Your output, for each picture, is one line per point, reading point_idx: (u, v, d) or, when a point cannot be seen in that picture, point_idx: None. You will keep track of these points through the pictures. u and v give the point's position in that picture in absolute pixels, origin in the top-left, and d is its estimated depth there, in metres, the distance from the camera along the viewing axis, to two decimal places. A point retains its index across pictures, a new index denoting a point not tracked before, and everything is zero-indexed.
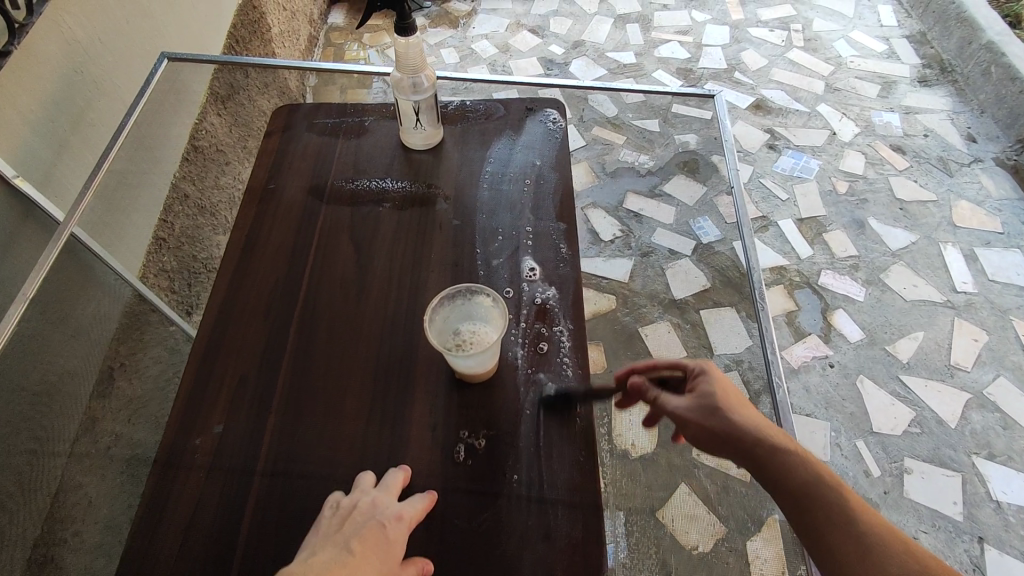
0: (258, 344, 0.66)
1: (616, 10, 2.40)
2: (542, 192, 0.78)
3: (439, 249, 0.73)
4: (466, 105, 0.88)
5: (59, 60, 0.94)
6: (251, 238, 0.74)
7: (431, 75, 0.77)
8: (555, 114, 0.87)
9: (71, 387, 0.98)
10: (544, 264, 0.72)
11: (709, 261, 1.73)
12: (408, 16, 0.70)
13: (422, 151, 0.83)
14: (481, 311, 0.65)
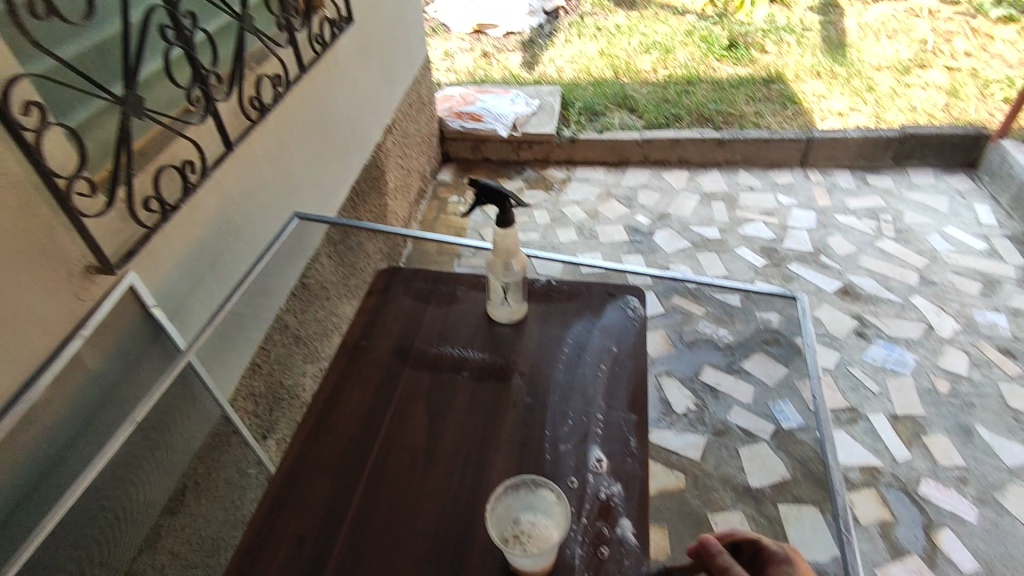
0: (324, 502, 0.68)
1: (703, 187, 2.54)
2: (617, 380, 0.79)
3: (509, 427, 0.74)
4: (551, 284, 0.94)
5: (212, 210, 1.11)
6: (336, 391, 0.79)
7: (522, 261, 0.84)
8: (636, 301, 0.91)
9: (150, 500, 1.01)
10: (612, 455, 0.71)
11: (790, 449, 1.61)
12: (508, 211, 0.79)
13: (505, 324, 0.88)
14: (542, 505, 0.64)
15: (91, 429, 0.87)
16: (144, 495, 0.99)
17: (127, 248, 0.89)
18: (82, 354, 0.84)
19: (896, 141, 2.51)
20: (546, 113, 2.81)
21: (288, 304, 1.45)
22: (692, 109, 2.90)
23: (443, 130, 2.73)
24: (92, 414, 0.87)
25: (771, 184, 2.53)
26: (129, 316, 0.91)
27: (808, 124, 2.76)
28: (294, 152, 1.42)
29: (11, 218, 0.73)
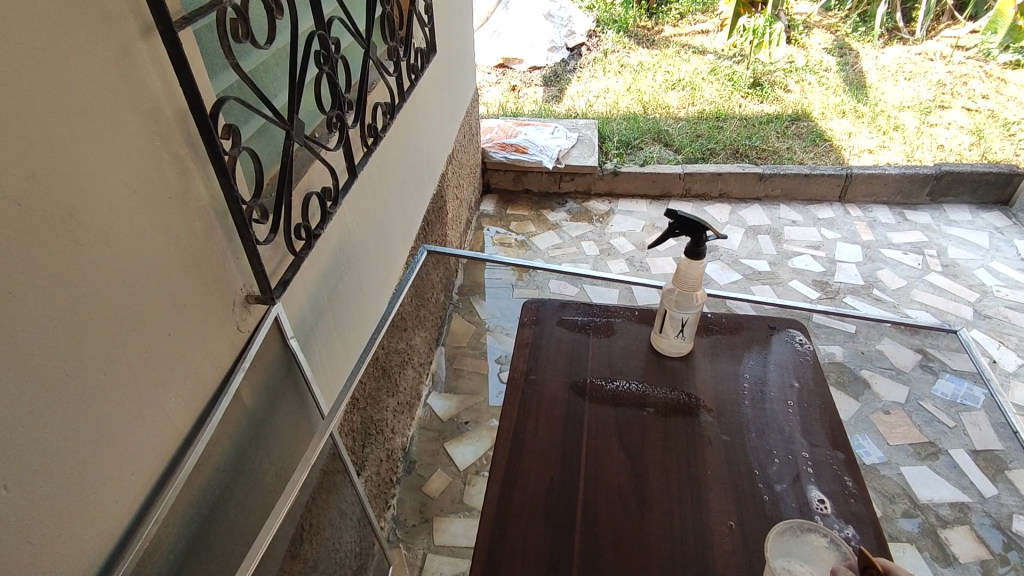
0: (544, 548, 0.63)
1: (747, 221, 2.57)
2: (810, 415, 0.77)
3: (714, 465, 0.71)
4: (708, 316, 0.92)
5: (334, 236, 1.09)
6: (520, 430, 0.75)
7: (700, 296, 0.80)
8: (799, 334, 0.90)
9: (276, 546, 0.93)
10: (833, 496, 0.68)
11: (877, 485, 1.61)
12: (700, 242, 0.75)
13: (674, 357, 0.85)
14: (810, 552, 0.59)
15: (245, 469, 0.82)
16: (274, 540, 0.93)
17: (280, 275, 0.86)
18: (242, 389, 0.79)
19: (932, 178, 2.58)
20: (586, 145, 2.83)
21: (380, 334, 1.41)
22: (727, 144, 2.95)
23: (485, 161, 2.73)
24: (244, 455, 0.81)
25: (812, 218, 2.57)
26: (274, 348, 0.87)
27: (841, 160, 2.82)
28: (388, 179, 1.40)
29: (198, 244, 0.69)
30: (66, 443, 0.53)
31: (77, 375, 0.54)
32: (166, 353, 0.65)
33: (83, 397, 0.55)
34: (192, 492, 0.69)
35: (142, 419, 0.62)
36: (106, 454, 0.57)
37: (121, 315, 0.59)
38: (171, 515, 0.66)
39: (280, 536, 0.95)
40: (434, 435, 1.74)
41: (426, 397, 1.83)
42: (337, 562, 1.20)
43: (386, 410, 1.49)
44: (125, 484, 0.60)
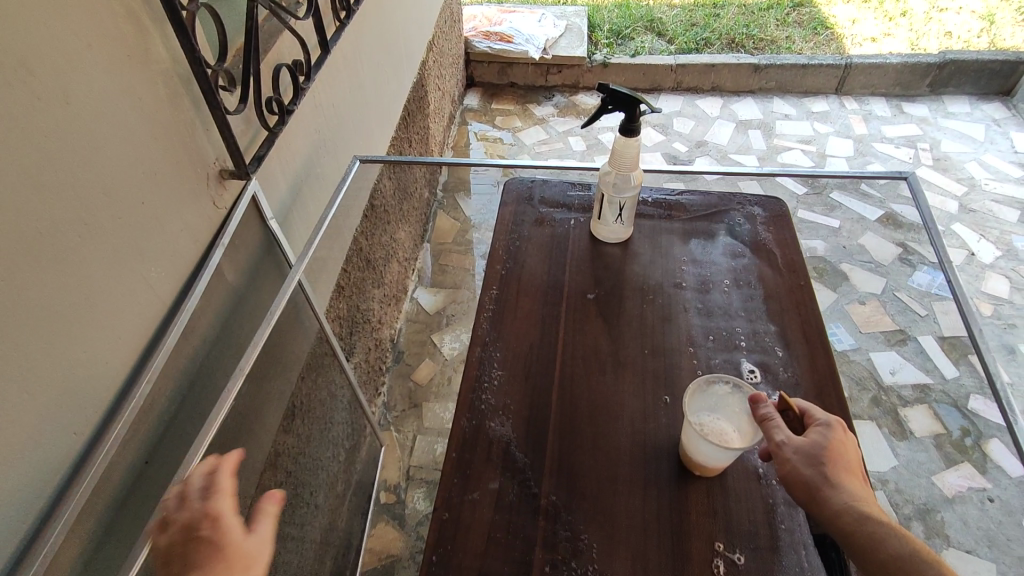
0: (525, 404, 0.67)
1: (739, 115, 2.50)
2: (747, 291, 0.78)
3: (684, 334, 0.73)
4: (651, 199, 0.91)
5: (308, 120, 1.04)
6: (501, 301, 0.77)
7: (638, 176, 0.78)
8: (738, 215, 0.89)
9: (265, 419, 0.96)
10: (763, 368, 0.70)
11: (848, 370, 1.68)
12: (635, 119, 0.72)
13: (611, 244, 0.84)
14: (717, 400, 0.64)
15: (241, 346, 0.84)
16: (270, 414, 0.97)
17: (253, 151, 0.83)
18: (223, 266, 0.79)
19: (933, 68, 2.49)
20: (575, 35, 2.69)
21: (361, 224, 1.39)
22: (724, 33, 2.80)
23: (469, 51, 2.60)
24: (228, 325, 0.81)
25: (806, 112, 2.50)
26: (251, 229, 0.86)
27: (842, 50, 2.70)
28: (364, 62, 1.33)
29: (162, 109, 0.66)
30: (45, 305, 0.53)
31: (53, 236, 0.53)
32: (141, 222, 0.64)
33: (56, 259, 0.54)
34: (179, 360, 0.70)
35: (125, 287, 0.62)
36: (92, 317, 0.58)
37: (85, 178, 0.56)
38: (162, 381, 0.67)
39: (274, 412, 0.98)
40: (421, 327, 1.79)
41: (412, 291, 1.86)
42: (331, 440, 1.26)
43: (371, 301, 1.51)
44: (115, 350, 0.61)
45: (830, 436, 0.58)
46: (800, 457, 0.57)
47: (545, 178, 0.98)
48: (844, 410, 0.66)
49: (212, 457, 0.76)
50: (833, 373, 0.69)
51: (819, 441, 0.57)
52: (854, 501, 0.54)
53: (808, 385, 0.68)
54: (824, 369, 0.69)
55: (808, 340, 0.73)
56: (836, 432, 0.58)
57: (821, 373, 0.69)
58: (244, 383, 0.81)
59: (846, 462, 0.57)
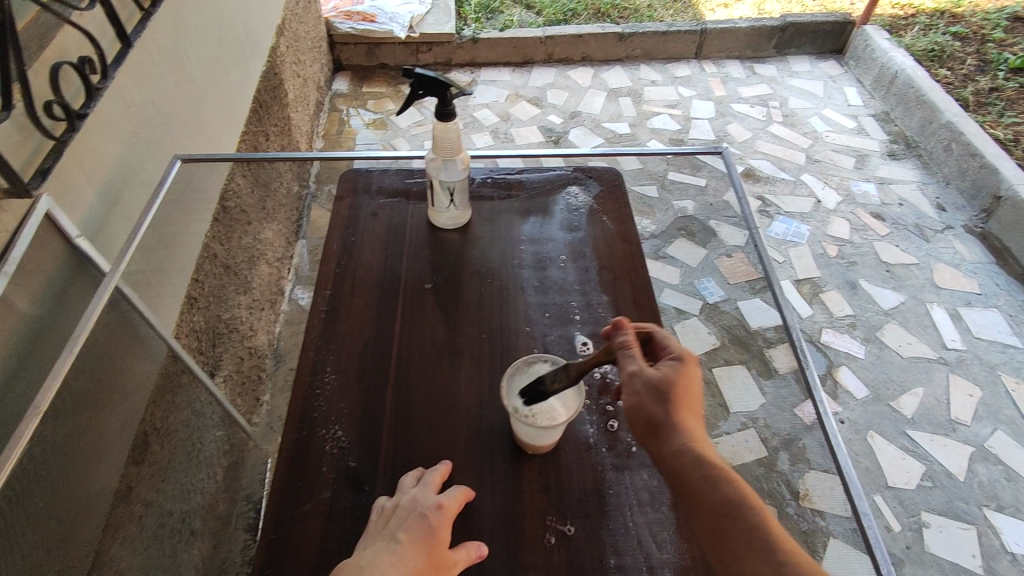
0: (359, 406, 0.66)
1: (609, 84, 2.56)
2: (583, 263, 0.81)
3: (522, 313, 0.75)
4: (492, 180, 0.92)
5: (117, 121, 0.94)
6: (335, 300, 0.75)
7: (464, 160, 0.78)
8: (575, 188, 0.91)
9: (106, 452, 0.88)
10: (595, 338, 0.73)
11: (717, 320, 1.80)
12: (448, 102, 0.71)
13: (450, 230, 0.83)
14: (540, 380, 0.65)
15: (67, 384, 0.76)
16: (111, 445, 0.89)
17: (37, 165, 0.74)
18: (13, 296, 0.71)
19: (778, 30, 2.66)
20: (442, 11, 2.63)
21: (211, 230, 1.27)
22: (589, 4, 2.84)
23: (331, 33, 2.47)
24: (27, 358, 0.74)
25: (671, 78, 2.61)
26: (51, 251, 0.78)
27: (698, 15, 2.82)
28: (189, 51, 1.22)
29: None
30: None
31: None
32: None
33: None
34: None
35: None
36: None
37: None
38: None
39: (118, 442, 0.90)
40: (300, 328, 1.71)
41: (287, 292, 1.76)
42: (202, 461, 1.17)
43: (238, 309, 1.42)
44: None
45: (677, 372, 0.61)
46: (649, 387, 0.61)
47: (386, 167, 0.96)
48: None
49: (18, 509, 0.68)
50: None
51: (669, 375, 0.61)
52: (687, 447, 0.58)
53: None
54: (652, 333, 0.73)
55: (638, 306, 0.76)
56: (683, 368, 0.62)
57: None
58: (52, 420, 0.73)
59: (685, 399, 0.61)
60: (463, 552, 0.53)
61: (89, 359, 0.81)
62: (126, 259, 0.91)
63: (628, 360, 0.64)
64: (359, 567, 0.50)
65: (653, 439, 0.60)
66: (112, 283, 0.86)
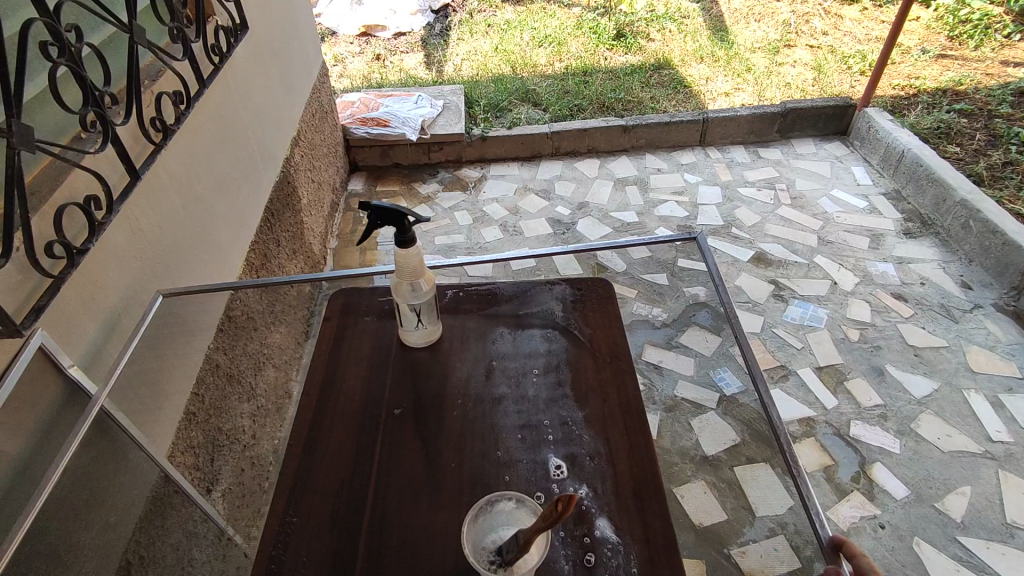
0: (329, 554, 0.62)
1: (615, 173, 2.62)
2: (558, 375, 0.79)
3: (496, 435, 0.72)
4: (464, 291, 0.92)
5: (122, 250, 0.97)
6: (312, 434, 0.72)
7: (430, 280, 0.77)
8: (547, 295, 0.91)
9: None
10: (569, 460, 0.69)
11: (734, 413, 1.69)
12: (407, 229, 0.71)
13: (420, 347, 0.83)
14: (506, 518, 0.59)
15: (45, 525, 0.72)
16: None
17: (32, 302, 0.75)
18: None
19: (779, 115, 2.72)
20: (452, 113, 2.77)
21: (216, 341, 1.27)
22: (594, 99, 2.97)
23: (348, 138, 2.61)
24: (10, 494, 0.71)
25: (676, 165, 2.66)
26: (45, 386, 0.78)
27: (701, 105, 2.92)
28: (202, 174, 1.28)
29: None
30: None
31: None
32: None
33: None
34: None
35: None
36: None
37: None
38: None
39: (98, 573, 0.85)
40: None
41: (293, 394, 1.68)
42: None
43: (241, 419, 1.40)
44: None
45: None
46: None
47: (366, 284, 0.97)
48: (644, 495, 0.66)
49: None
50: (653, 465, 0.69)
51: None
52: None
53: (615, 475, 0.68)
54: (642, 460, 0.70)
55: (614, 423, 0.73)
56: None
57: (634, 460, 0.70)
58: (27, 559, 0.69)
59: None
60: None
61: (69, 494, 0.78)
62: (121, 387, 0.91)
63: None
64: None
65: None
66: (102, 410, 0.85)
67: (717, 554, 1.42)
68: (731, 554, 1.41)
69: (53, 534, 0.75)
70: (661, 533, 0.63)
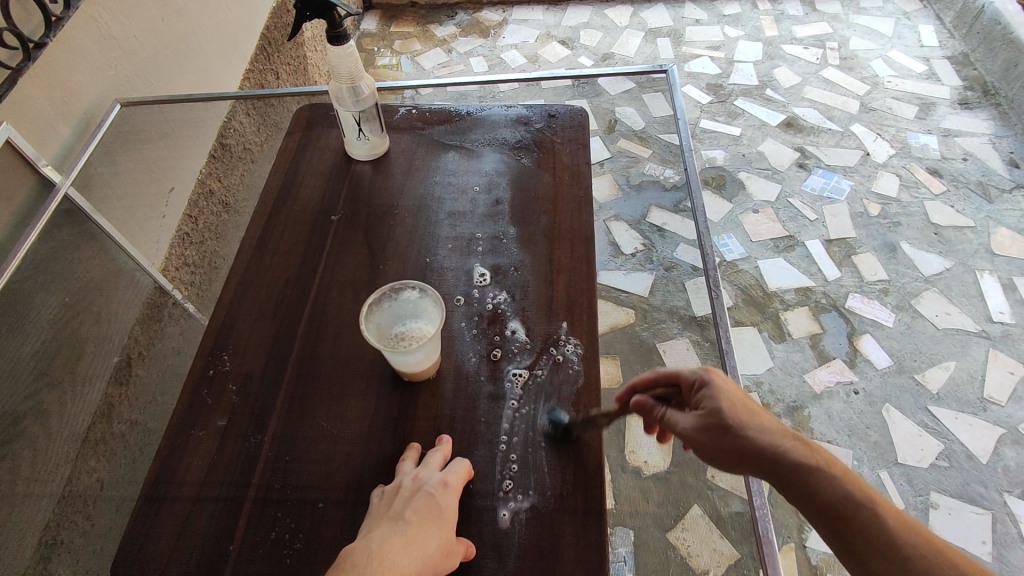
0: (268, 339, 0.67)
1: (648, 23, 2.39)
2: (496, 194, 0.79)
3: (427, 245, 0.75)
4: (420, 109, 0.91)
5: (92, 53, 0.95)
6: (265, 237, 0.75)
7: (371, 85, 0.78)
8: (501, 116, 0.89)
9: (93, 359, 0.91)
10: (493, 269, 0.72)
11: (733, 279, 1.65)
12: (339, 24, 0.70)
13: (366, 161, 0.84)
14: (413, 306, 0.63)
15: (16, 304, 0.81)
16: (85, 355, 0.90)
17: None
18: None
19: None
20: None
21: (207, 166, 1.23)
22: None
23: None
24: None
25: (717, 16, 2.40)
26: (18, 181, 0.83)
27: None
28: None
29: None
30: None
31: None
32: None
33: None
34: None
35: None
36: None
37: None
38: None
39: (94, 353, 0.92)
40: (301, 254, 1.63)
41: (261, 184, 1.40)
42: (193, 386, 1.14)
43: None
44: None
45: (714, 397, 0.60)
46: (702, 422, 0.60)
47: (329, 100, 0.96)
48: (560, 302, 0.69)
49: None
50: (587, 282, 0.70)
51: (709, 405, 0.60)
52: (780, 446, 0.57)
53: (535, 284, 0.70)
54: (567, 273, 0.71)
55: (552, 241, 0.74)
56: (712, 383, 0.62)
57: (566, 279, 0.70)
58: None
59: (732, 399, 0.61)
60: (463, 547, 0.53)
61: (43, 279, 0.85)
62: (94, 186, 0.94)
63: (681, 416, 0.63)
64: (374, 549, 0.49)
65: (775, 475, 0.57)
66: (73, 204, 0.90)
67: None
68: None
69: (26, 309, 0.82)
70: (571, 336, 0.66)
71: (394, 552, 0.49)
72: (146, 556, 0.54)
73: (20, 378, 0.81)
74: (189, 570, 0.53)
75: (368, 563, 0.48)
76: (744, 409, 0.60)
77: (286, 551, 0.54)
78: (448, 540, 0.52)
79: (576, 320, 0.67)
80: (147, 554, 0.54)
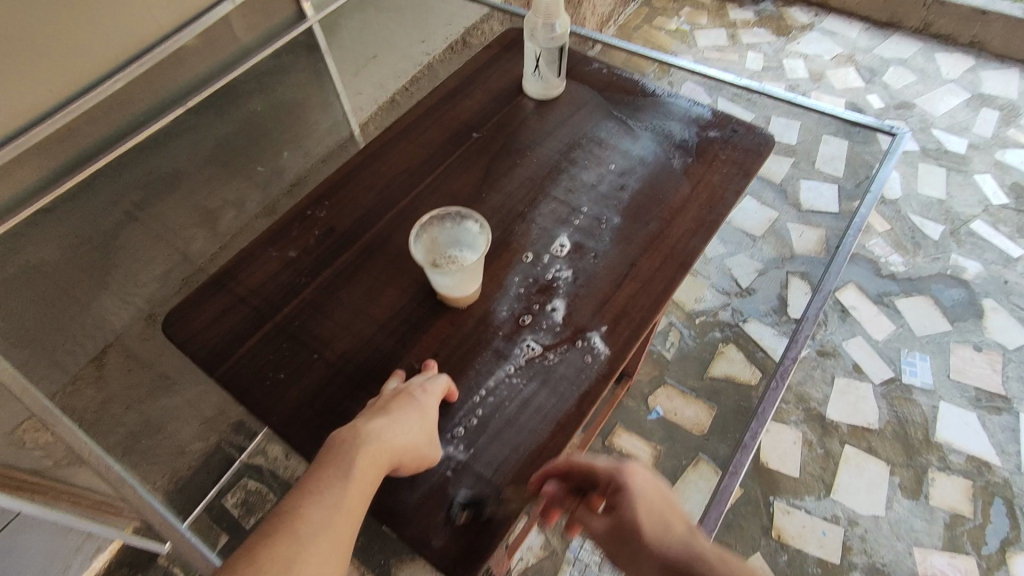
0: (364, 209, 0.75)
1: (982, 86, 1.96)
2: (626, 180, 0.76)
3: (533, 196, 0.75)
4: (611, 72, 0.88)
5: None
6: (411, 127, 0.82)
7: (566, 26, 0.78)
8: (681, 111, 0.83)
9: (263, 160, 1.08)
10: (574, 246, 0.71)
11: (896, 405, 1.37)
12: None
13: (534, 99, 0.85)
14: (470, 238, 0.67)
15: (235, 97, 0.98)
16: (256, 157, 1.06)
17: None
18: (235, 18, 0.93)
19: None
20: None
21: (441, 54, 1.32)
22: None
23: None
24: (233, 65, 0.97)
25: None
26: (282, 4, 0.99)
27: None
28: None
29: None
30: None
31: None
32: None
33: None
34: (175, 83, 0.90)
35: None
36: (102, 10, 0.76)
37: None
38: (153, 77, 0.85)
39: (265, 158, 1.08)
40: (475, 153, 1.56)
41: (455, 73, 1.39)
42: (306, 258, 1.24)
43: None
44: (104, 44, 0.79)
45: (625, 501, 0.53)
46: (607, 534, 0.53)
47: None
48: (613, 306, 0.66)
49: (134, 168, 0.88)
50: (651, 303, 0.66)
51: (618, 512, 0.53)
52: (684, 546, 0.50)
53: (602, 278, 0.68)
54: (638, 284, 0.67)
55: (646, 249, 0.70)
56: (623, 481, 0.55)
57: (633, 289, 0.67)
58: (220, 108, 0.96)
59: (649, 507, 0.53)
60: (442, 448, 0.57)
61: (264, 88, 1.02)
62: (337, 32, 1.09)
63: (595, 521, 0.55)
64: (360, 429, 0.53)
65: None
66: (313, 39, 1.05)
67: (763, 495, 1.27)
68: (775, 504, 1.25)
69: (237, 103, 0.99)
70: (601, 342, 0.63)
71: (377, 427, 0.53)
72: (190, 318, 0.67)
73: (205, 146, 0.97)
74: (207, 344, 0.65)
75: (355, 437, 0.52)
76: (655, 518, 0.52)
77: (271, 374, 0.63)
78: (427, 429, 0.56)
79: (615, 332, 0.64)
80: (192, 316, 0.67)
